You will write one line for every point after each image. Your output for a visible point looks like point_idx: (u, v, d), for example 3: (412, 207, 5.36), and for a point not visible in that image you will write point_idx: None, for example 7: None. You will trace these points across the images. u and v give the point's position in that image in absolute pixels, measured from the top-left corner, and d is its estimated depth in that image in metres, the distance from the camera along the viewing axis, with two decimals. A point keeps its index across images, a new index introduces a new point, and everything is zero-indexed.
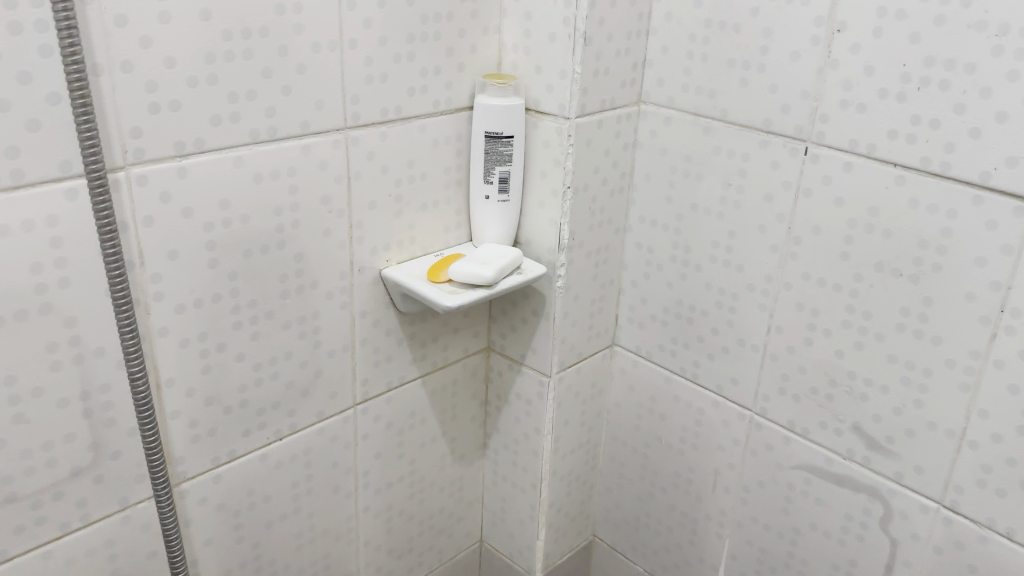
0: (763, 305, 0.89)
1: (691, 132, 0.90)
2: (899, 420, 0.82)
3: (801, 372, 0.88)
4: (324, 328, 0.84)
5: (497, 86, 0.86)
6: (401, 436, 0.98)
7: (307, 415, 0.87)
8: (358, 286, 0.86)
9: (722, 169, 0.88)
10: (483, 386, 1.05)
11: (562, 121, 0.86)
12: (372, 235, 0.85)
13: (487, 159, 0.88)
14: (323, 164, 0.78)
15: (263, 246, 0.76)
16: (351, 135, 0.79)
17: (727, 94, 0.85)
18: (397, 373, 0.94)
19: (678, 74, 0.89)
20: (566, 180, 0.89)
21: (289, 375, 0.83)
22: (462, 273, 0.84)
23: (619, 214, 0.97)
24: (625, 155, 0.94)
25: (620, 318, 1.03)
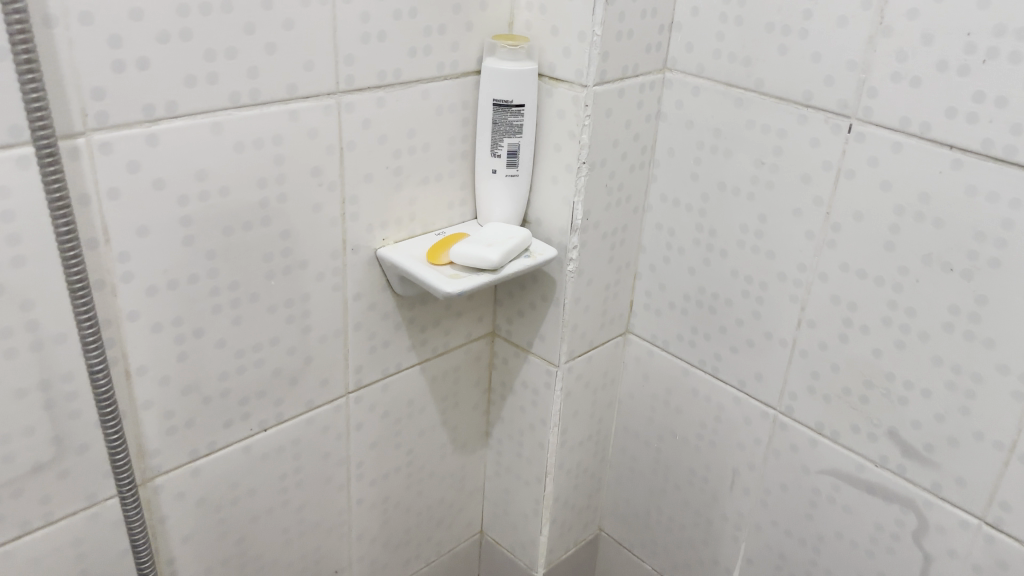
0: (794, 297, 0.81)
1: (721, 104, 0.81)
2: (941, 428, 0.75)
3: (833, 371, 0.80)
4: (314, 311, 0.77)
5: (508, 49, 0.78)
6: (399, 426, 0.91)
7: (295, 404, 0.80)
8: (352, 266, 0.79)
9: (755, 146, 0.80)
10: (487, 372, 0.98)
11: (579, 89, 0.78)
12: (368, 212, 0.78)
13: (495, 130, 0.81)
14: (312, 133, 0.70)
15: (246, 222, 0.69)
16: (344, 100, 0.72)
17: (763, 63, 0.77)
18: (395, 359, 0.87)
19: (709, 39, 0.80)
20: (582, 154, 0.81)
21: (276, 362, 0.76)
22: (464, 256, 0.77)
23: (638, 191, 0.89)
24: (647, 127, 0.86)
25: (637, 304, 0.96)
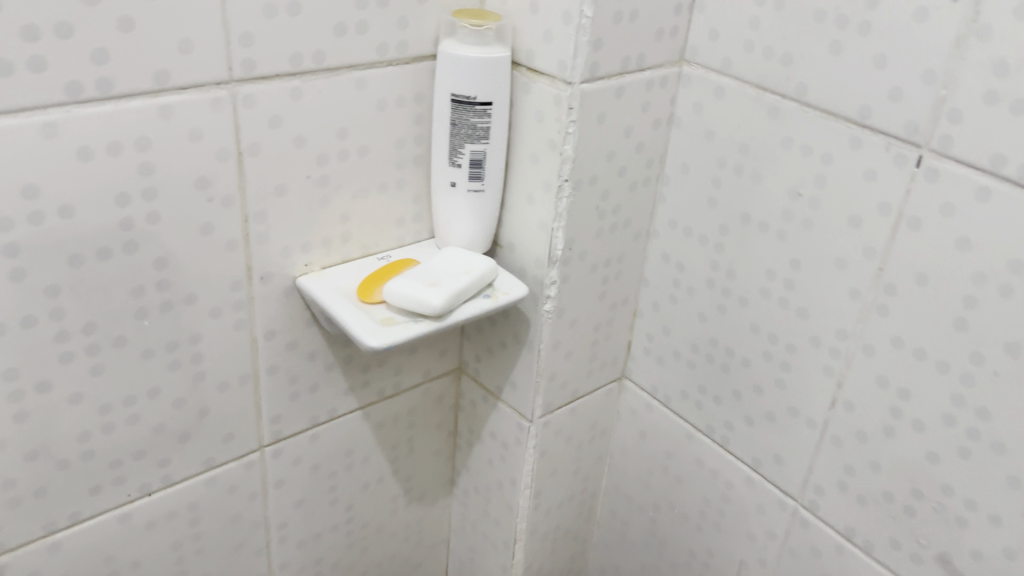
0: (829, 370, 0.62)
1: (750, 112, 0.62)
2: (1010, 567, 0.56)
3: (872, 470, 0.62)
4: (210, 355, 0.61)
5: (472, 30, 0.60)
6: (334, 481, 0.75)
7: (189, 464, 0.64)
8: (261, 299, 0.62)
9: (791, 172, 0.61)
10: (452, 414, 0.82)
11: (562, 86, 0.60)
12: (282, 233, 0.61)
13: (453, 133, 0.62)
14: (195, 135, 0.54)
15: (102, 249, 0.53)
16: (242, 92, 0.55)
17: (807, 63, 0.58)
18: (326, 406, 0.71)
19: (740, 25, 0.61)
20: (563, 170, 0.63)
21: (158, 416, 0.61)
22: (398, 297, 0.60)
23: (641, 213, 0.71)
24: (655, 135, 0.67)
25: (636, 346, 0.78)
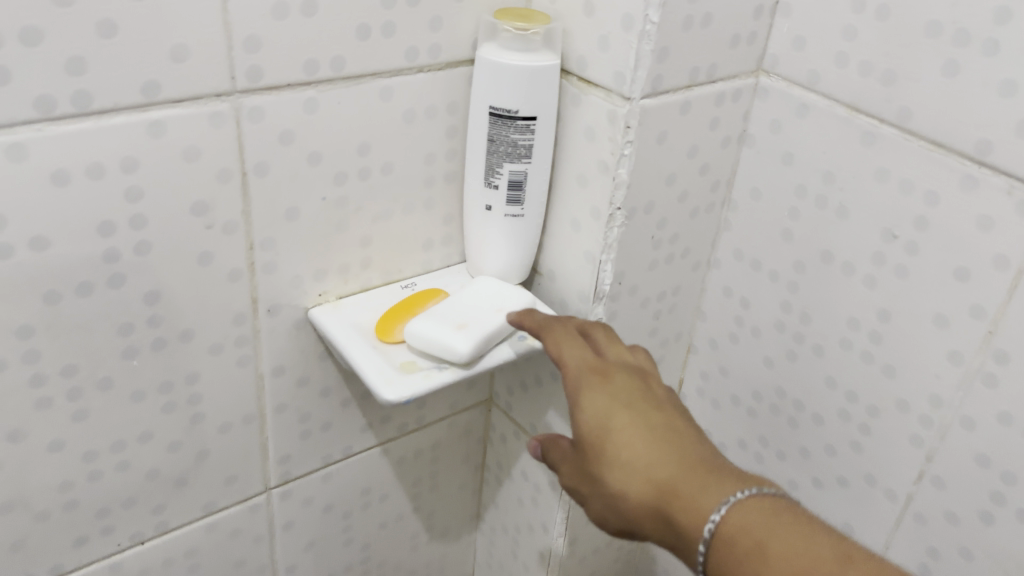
0: (917, 440, 0.54)
1: (839, 137, 0.53)
2: None
3: (962, 558, 0.54)
4: (209, 395, 0.55)
5: (516, 34, 0.51)
6: (348, 521, 0.68)
7: (185, 510, 0.58)
8: (268, 334, 0.55)
9: (885, 210, 0.52)
10: (481, 447, 0.75)
11: (618, 101, 0.51)
12: (292, 261, 0.54)
13: (491, 151, 0.54)
14: (191, 154, 0.46)
15: (82, 284, 0.46)
16: (245, 104, 0.47)
17: (914, 83, 0.48)
18: (341, 444, 0.64)
19: (833, 34, 0.52)
20: (616, 196, 0.54)
21: (150, 461, 0.54)
22: (423, 339, 0.53)
23: (702, 240, 0.62)
24: (723, 155, 0.59)
25: (688, 385, 0.70)
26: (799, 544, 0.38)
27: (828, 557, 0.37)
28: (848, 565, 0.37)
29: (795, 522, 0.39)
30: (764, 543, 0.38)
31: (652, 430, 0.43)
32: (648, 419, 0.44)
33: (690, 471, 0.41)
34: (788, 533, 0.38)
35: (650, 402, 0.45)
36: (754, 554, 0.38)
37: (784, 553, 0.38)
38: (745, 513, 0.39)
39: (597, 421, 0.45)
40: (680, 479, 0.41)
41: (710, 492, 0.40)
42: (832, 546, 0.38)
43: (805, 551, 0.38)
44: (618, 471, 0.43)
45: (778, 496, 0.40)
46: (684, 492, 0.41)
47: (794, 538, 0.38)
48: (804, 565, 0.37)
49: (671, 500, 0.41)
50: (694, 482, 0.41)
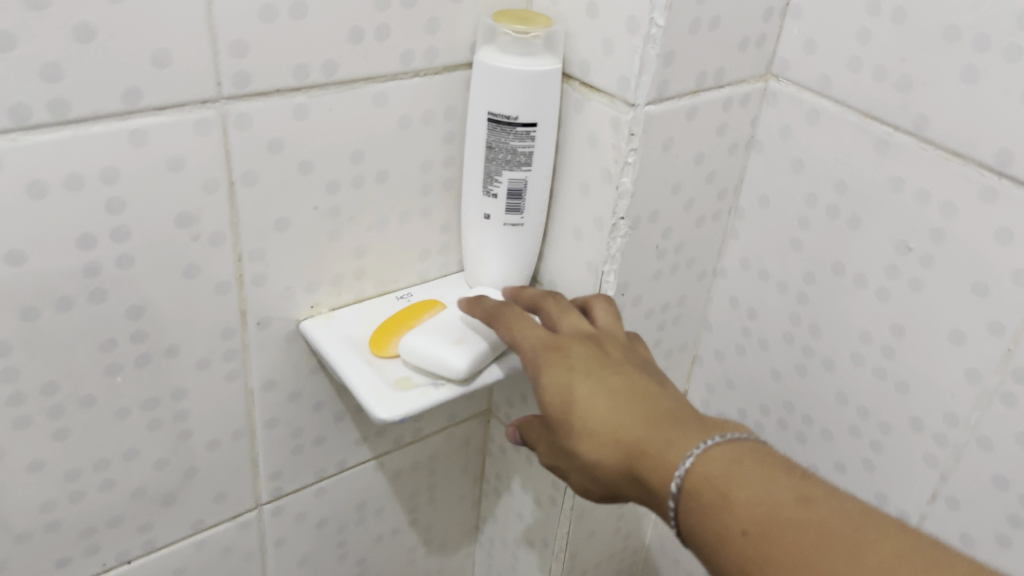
0: (931, 459, 0.52)
1: (852, 145, 0.51)
2: None
3: None
4: (197, 411, 0.53)
5: (516, 37, 0.49)
6: (343, 535, 0.66)
7: (174, 528, 0.56)
8: (259, 347, 0.53)
9: (899, 221, 0.50)
10: (480, 458, 0.73)
11: (622, 107, 0.49)
12: (283, 272, 0.52)
13: (489, 158, 0.52)
14: (175, 163, 0.44)
15: (62, 299, 0.44)
16: (233, 111, 0.45)
17: (932, 90, 0.46)
18: (335, 458, 0.62)
19: (846, 38, 0.50)
20: (619, 205, 0.52)
21: (136, 480, 0.52)
22: (419, 355, 0.51)
23: (708, 249, 0.60)
24: (730, 161, 0.57)
25: (693, 396, 0.68)
26: (762, 488, 0.36)
27: (789, 501, 0.36)
28: (809, 507, 0.35)
29: (756, 466, 0.37)
30: (727, 493, 0.37)
31: (614, 394, 0.42)
32: (609, 382, 0.43)
33: (654, 428, 0.40)
34: (749, 479, 0.37)
35: (608, 365, 0.44)
36: (720, 505, 0.37)
37: (748, 502, 0.36)
38: (708, 462, 0.38)
39: (559, 393, 0.44)
40: (645, 439, 0.40)
41: (675, 445, 0.39)
42: (794, 488, 0.36)
43: (767, 497, 0.36)
44: (587, 440, 0.42)
45: (742, 440, 0.39)
46: (650, 450, 0.40)
47: (755, 484, 0.37)
48: (765, 511, 0.36)
49: (640, 461, 0.40)
50: (658, 439, 0.40)
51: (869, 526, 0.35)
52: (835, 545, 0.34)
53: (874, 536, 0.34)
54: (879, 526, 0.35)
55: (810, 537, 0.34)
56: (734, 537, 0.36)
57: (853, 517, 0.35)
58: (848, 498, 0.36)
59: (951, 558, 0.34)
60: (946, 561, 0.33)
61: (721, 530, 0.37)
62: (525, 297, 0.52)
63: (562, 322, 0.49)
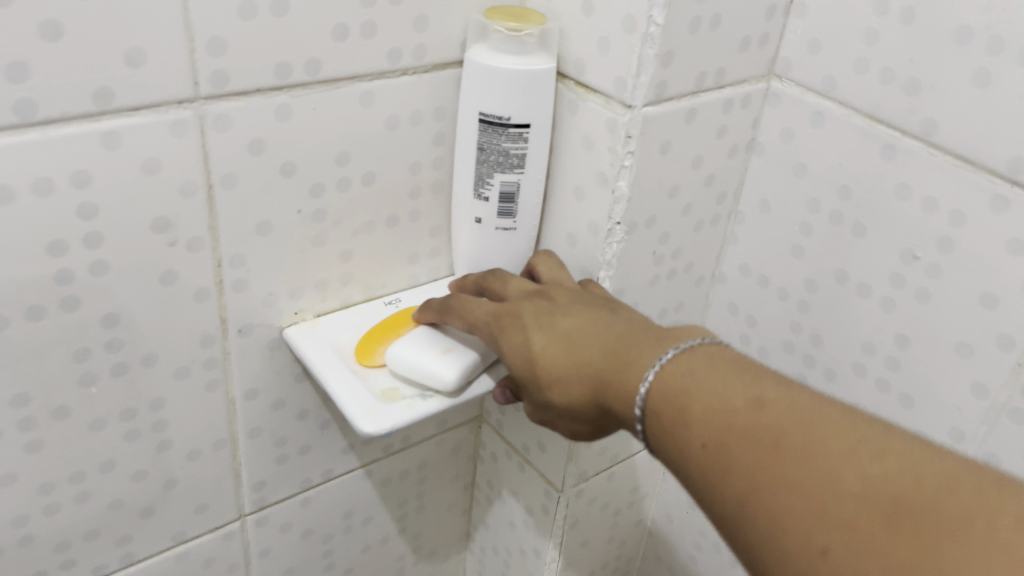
0: None
1: (857, 149, 0.49)
2: None
3: None
4: (176, 421, 0.51)
5: (508, 35, 0.47)
6: (329, 545, 0.65)
7: (153, 540, 0.54)
8: (241, 355, 0.51)
9: (905, 229, 0.48)
10: (471, 464, 0.71)
11: (619, 109, 0.47)
12: (265, 278, 0.50)
13: (481, 160, 0.50)
14: (151, 166, 0.42)
15: (32, 308, 0.42)
16: (211, 111, 0.43)
17: (941, 93, 0.44)
18: (321, 466, 0.60)
19: (852, 38, 0.48)
20: (615, 210, 0.50)
21: (113, 492, 0.51)
22: (407, 363, 0.49)
23: (706, 254, 0.59)
24: (730, 164, 0.55)
25: None
26: (715, 397, 0.36)
27: (740, 406, 0.35)
28: (760, 408, 0.35)
29: (708, 375, 0.37)
30: (684, 407, 0.37)
31: (568, 335, 0.43)
32: (561, 324, 0.43)
33: (611, 358, 0.41)
34: (702, 388, 0.37)
35: (558, 311, 0.44)
36: (678, 423, 0.37)
37: (702, 414, 0.36)
38: (664, 381, 0.38)
39: (518, 348, 0.44)
40: (606, 370, 0.41)
41: (634, 369, 0.40)
42: (746, 392, 0.35)
43: (719, 404, 0.36)
44: (556, 385, 0.43)
45: (695, 349, 0.39)
46: (614, 381, 0.40)
47: (707, 394, 0.36)
48: (720, 419, 0.35)
49: (610, 390, 0.41)
50: (619, 364, 0.40)
51: (820, 420, 0.33)
52: (788, 447, 0.33)
53: (824, 431, 0.33)
54: (830, 420, 0.33)
55: (763, 442, 0.34)
56: (695, 449, 0.36)
57: (805, 412, 0.34)
58: (803, 395, 0.35)
59: (904, 444, 0.32)
60: (897, 448, 0.32)
61: (684, 446, 0.36)
62: (470, 281, 0.52)
63: (507, 287, 0.49)
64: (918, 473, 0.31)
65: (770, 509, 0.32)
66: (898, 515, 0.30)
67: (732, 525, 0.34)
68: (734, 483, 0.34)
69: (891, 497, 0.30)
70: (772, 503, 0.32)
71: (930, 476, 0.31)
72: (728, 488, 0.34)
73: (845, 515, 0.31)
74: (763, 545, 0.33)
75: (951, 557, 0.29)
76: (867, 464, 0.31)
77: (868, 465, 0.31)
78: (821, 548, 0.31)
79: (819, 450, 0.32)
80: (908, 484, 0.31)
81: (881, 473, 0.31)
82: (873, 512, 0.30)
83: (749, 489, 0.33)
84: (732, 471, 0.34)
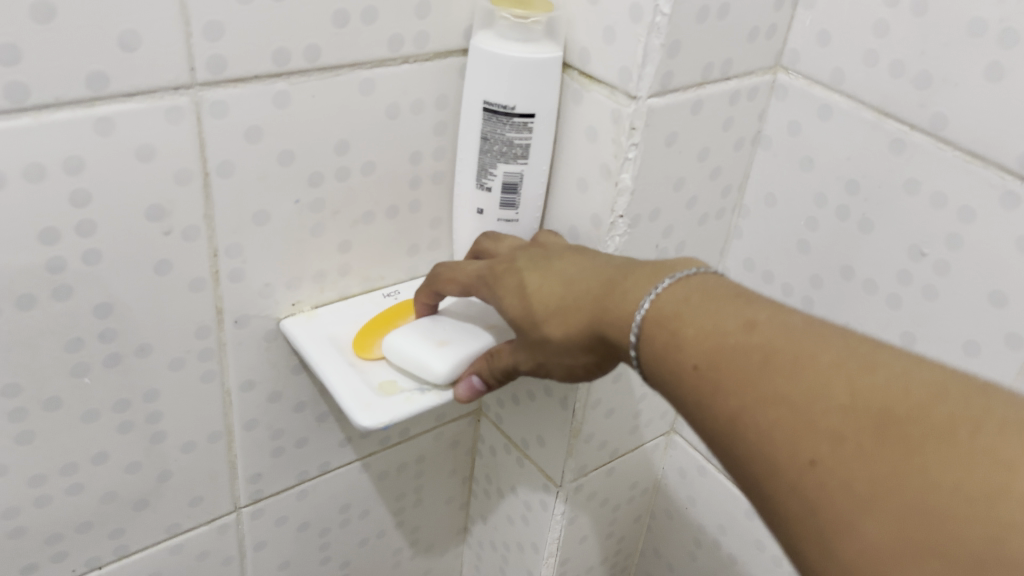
0: None
1: (865, 144, 0.48)
2: None
3: None
4: (171, 413, 0.50)
5: (515, 22, 0.46)
6: (326, 539, 0.64)
7: (147, 532, 0.54)
8: (237, 346, 0.51)
9: (913, 225, 0.47)
10: (470, 458, 0.71)
11: (623, 100, 0.46)
12: (261, 268, 0.49)
13: (484, 150, 0.49)
14: (146, 154, 0.41)
15: (24, 297, 0.41)
16: (207, 98, 0.42)
17: (952, 87, 0.43)
18: (318, 459, 0.60)
19: (862, 30, 0.47)
20: (618, 202, 0.49)
21: (106, 484, 0.50)
22: (403, 355, 0.48)
23: (710, 249, 0.58)
24: (735, 158, 0.54)
25: None
26: (707, 320, 0.36)
27: (732, 327, 0.35)
28: (750, 329, 0.34)
29: (699, 302, 0.37)
30: (676, 333, 0.37)
31: (562, 273, 0.43)
32: (556, 265, 0.44)
33: (607, 289, 0.41)
34: (694, 314, 0.37)
35: (552, 255, 0.45)
36: (671, 346, 0.37)
37: (694, 338, 0.36)
38: (660, 306, 0.38)
39: (514, 290, 0.44)
40: (602, 301, 0.41)
41: (628, 298, 0.39)
42: (737, 315, 0.35)
43: (710, 328, 0.36)
44: (552, 321, 0.43)
45: (689, 278, 0.39)
46: (608, 310, 0.40)
47: (698, 319, 0.36)
48: (710, 341, 0.35)
49: (603, 320, 0.41)
50: (613, 294, 0.40)
51: (810, 337, 0.33)
52: (776, 362, 0.33)
53: (814, 347, 0.33)
54: (821, 336, 0.33)
55: (753, 358, 0.33)
56: (687, 373, 0.36)
57: (795, 329, 0.34)
58: (794, 315, 0.35)
59: (895, 356, 0.32)
60: (887, 360, 0.31)
61: (676, 369, 0.36)
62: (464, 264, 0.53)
63: (500, 246, 0.49)
64: (906, 381, 0.30)
65: (759, 426, 0.32)
66: (885, 422, 0.29)
67: (724, 444, 0.34)
68: (725, 401, 0.34)
69: (878, 406, 0.30)
70: (760, 418, 0.32)
71: (918, 384, 0.30)
72: (718, 407, 0.34)
73: (833, 425, 0.30)
74: (753, 461, 0.33)
75: (937, 460, 0.28)
76: (856, 374, 0.31)
77: (856, 375, 0.31)
78: (809, 459, 0.31)
79: (808, 364, 0.32)
80: (896, 393, 0.30)
81: (870, 382, 0.31)
82: (861, 421, 0.30)
83: (739, 407, 0.33)
84: (722, 390, 0.34)
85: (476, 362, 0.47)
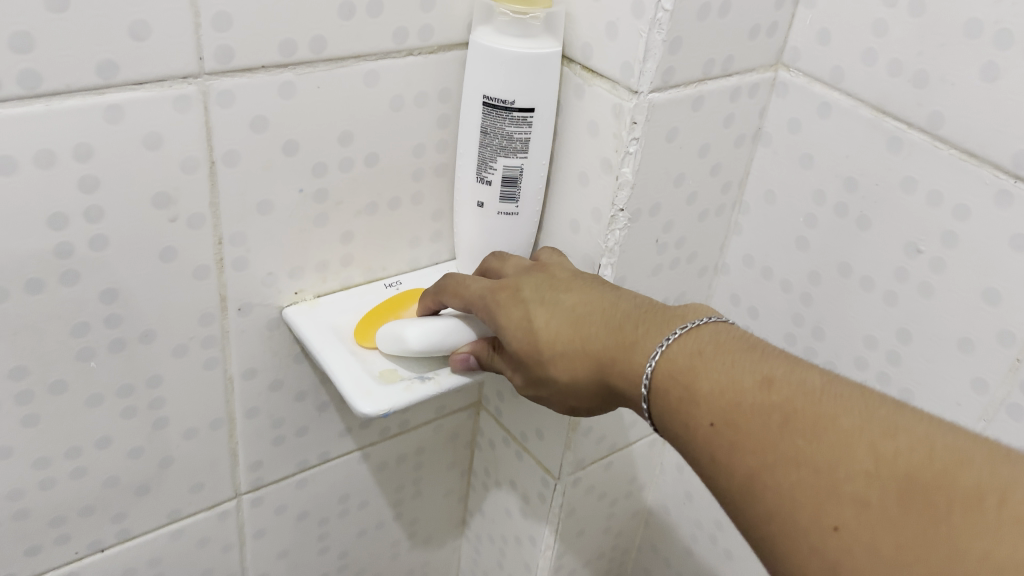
0: None
1: (863, 142, 0.49)
2: None
3: None
4: (173, 399, 0.51)
5: (514, 17, 0.47)
6: (325, 528, 0.65)
7: (148, 517, 0.54)
8: (239, 334, 0.51)
9: (909, 223, 0.48)
10: (469, 451, 0.71)
11: (625, 95, 0.47)
12: (265, 257, 0.50)
13: (484, 143, 0.50)
14: (153, 141, 0.42)
15: (32, 281, 0.42)
16: (215, 87, 0.42)
17: (950, 87, 0.44)
18: (318, 448, 0.60)
19: (861, 29, 0.47)
20: (618, 197, 0.50)
21: (109, 468, 0.51)
22: (392, 343, 0.48)
23: (709, 245, 0.58)
24: (735, 154, 0.54)
25: None
26: (724, 375, 0.37)
27: (748, 385, 0.36)
28: (768, 389, 0.35)
29: (715, 355, 0.38)
30: (692, 387, 0.38)
31: (571, 310, 0.43)
32: (565, 302, 0.44)
33: (620, 335, 0.41)
34: (712, 369, 0.37)
35: (559, 285, 0.45)
36: (686, 401, 0.38)
37: (710, 394, 0.37)
38: (673, 361, 0.39)
39: (519, 322, 0.44)
40: (613, 348, 0.41)
41: (640, 348, 0.40)
42: (754, 372, 0.36)
43: (728, 385, 0.36)
44: (558, 361, 0.43)
45: (703, 330, 0.39)
46: (619, 358, 0.41)
47: (714, 373, 0.37)
48: (728, 397, 0.36)
49: (614, 367, 0.41)
50: (625, 342, 0.41)
51: (827, 398, 0.34)
52: (797, 424, 0.34)
53: (833, 409, 0.34)
54: (838, 398, 0.34)
55: (772, 419, 0.34)
56: (703, 429, 0.37)
57: (814, 390, 0.35)
58: (810, 373, 0.36)
59: (915, 420, 0.33)
60: (907, 424, 0.32)
61: (691, 423, 0.37)
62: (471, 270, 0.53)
63: (505, 266, 0.50)
64: (928, 447, 0.31)
65: (777, 486, 0.33)
66: (909, 488, 0.31)
67: (738, 497, 0.35)
68: (743, 461, 0.35)
69: (901, 472, 0.31)
70: (778, 479, 0.33)
71: (940, 450, 0.31)
72: (735, 465, 0.35)
73: (855, 489, 0.31)
74: (769, 518, 0.33)
75: (961, 527, 0.29)
76: (878, 439, 0.32)
77: (878, 440, 0.32)
78: (832, 525, 0.31)
79: (828, 426, 0.33)
80: (918, 458, 0.31)
81: (892, 448, 0.32)
82: (885, 487, 0.31)
83: (758, 465, 0.34)
84: (740, 447, 0.35)
85: (473, 343, 0.49)
